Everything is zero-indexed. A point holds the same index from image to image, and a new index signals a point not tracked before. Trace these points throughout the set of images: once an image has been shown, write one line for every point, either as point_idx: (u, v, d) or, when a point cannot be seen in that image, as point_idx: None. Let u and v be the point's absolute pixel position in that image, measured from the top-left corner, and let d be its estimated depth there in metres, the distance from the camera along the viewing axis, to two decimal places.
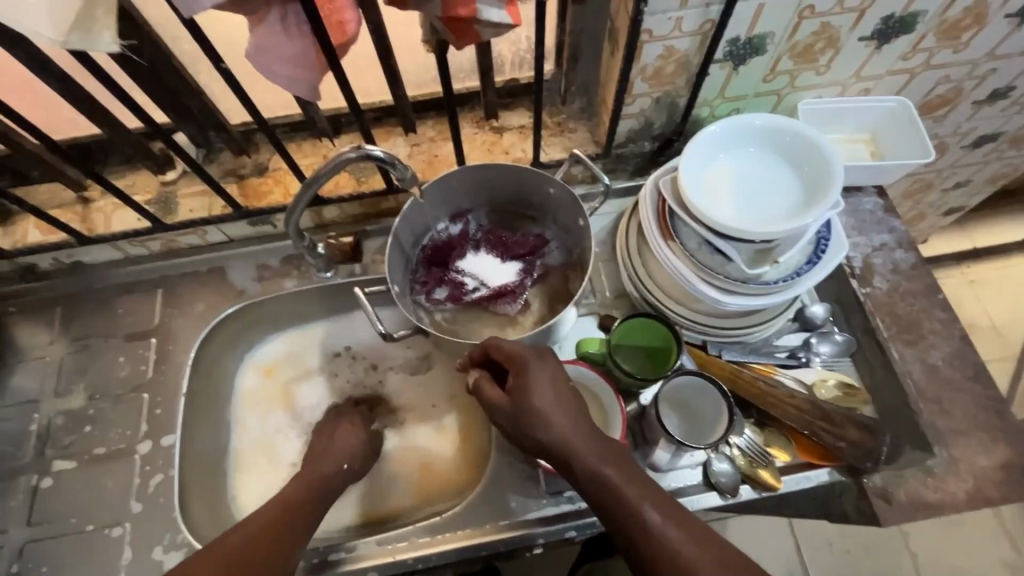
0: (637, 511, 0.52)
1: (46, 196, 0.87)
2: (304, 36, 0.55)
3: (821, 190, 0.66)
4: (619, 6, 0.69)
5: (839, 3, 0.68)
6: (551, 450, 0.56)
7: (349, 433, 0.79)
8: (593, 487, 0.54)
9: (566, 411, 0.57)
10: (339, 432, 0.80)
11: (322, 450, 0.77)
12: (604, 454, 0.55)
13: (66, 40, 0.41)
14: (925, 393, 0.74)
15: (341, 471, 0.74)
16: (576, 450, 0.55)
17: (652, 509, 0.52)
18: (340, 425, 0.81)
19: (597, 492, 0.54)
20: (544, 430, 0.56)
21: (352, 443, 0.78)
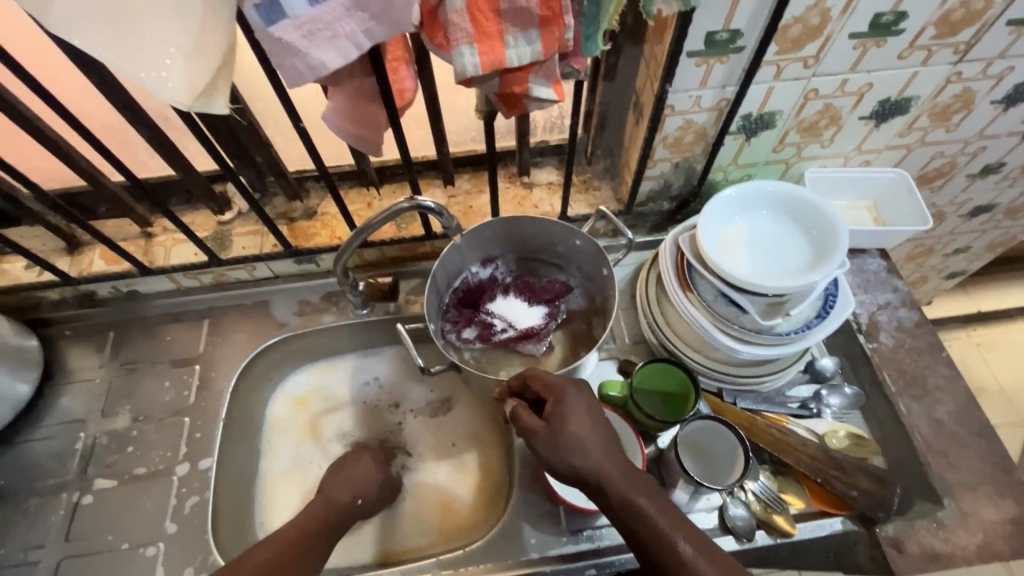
0: (667, 535, 0.56)
1: (113, 229, 0.95)
2: (373, 102, 0.63)
3: (828, 252, 0.73)
4: (645, 84, 0.78)
5: (841, 87, 0.77)
6: (585, 474, 0.60)
7: (361, 464, 0.83)
8: (626, 510, 0.58)
9: (601, 442, 0.62)
10: (351, 462, 0.83)
11: (337, 476, 0.80)
12: (637, 481, 0.60)
13: (192, 104, 0.48)
14: (933, 446, 0.77)
15: (354, 505, 0.78)
16: (609, 476, 0.59)
17: (682, 534, 0.56)
18: (352, 454, 0.85)
19: (629, 514, 0.58)
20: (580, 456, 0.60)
21: (363, 476, 0.81)
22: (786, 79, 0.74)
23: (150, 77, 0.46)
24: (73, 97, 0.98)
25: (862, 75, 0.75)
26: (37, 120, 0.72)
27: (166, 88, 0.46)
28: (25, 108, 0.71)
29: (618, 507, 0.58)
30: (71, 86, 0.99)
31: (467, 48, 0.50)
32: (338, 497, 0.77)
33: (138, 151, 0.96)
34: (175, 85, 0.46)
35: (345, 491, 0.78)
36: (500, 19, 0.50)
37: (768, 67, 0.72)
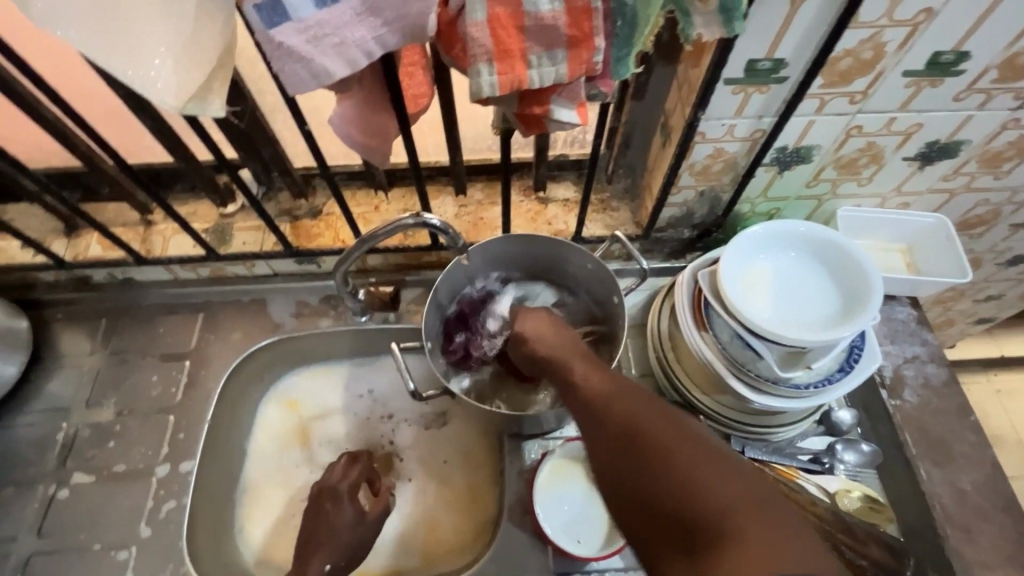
0: (636, 418, 0.50)
1: (113, 213, 0.92)
2: (384, 109, 0.59)
3: (859, 304, 0.68)
4: (675, 107, 0.73)
5: (887, 126, 0.71)
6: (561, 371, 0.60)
7: (334, 521, 0.74)
8: (593, 402, 0.54)
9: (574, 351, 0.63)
10: (323, 517, 0.75)
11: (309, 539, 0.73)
12: (607, 373, 0.58)
13: (184, 107, 0.44)
14: (953, 518, 0.73)
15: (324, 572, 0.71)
16: (581, 368, 0.59)
17: (651, 416, 0.50)
18: (324, 506, 0.76)
19: (595, 407, 0.54)
20: (557, 354, 0.63)
21: (338, 536, 0.73)
22: (829, 113, 0.69)
23: (138, 77, 0.42)
24: (58, 77, 0.92)
25: (911, 115, 0.70)
26: (34, 101, 0.69)
27: (155, 89, 0.43)
28: (23, 89, 0.68)
29: (585, 400, 0.55)
30: (53, 55, 0.91)
31: (485, 67, 0.46)
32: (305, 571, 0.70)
33: (140, 142, 0.92)
34: (166, 86, 0.43)
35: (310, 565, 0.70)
36: (524, 37, 0.45)
37: (811, 100, 0.67)
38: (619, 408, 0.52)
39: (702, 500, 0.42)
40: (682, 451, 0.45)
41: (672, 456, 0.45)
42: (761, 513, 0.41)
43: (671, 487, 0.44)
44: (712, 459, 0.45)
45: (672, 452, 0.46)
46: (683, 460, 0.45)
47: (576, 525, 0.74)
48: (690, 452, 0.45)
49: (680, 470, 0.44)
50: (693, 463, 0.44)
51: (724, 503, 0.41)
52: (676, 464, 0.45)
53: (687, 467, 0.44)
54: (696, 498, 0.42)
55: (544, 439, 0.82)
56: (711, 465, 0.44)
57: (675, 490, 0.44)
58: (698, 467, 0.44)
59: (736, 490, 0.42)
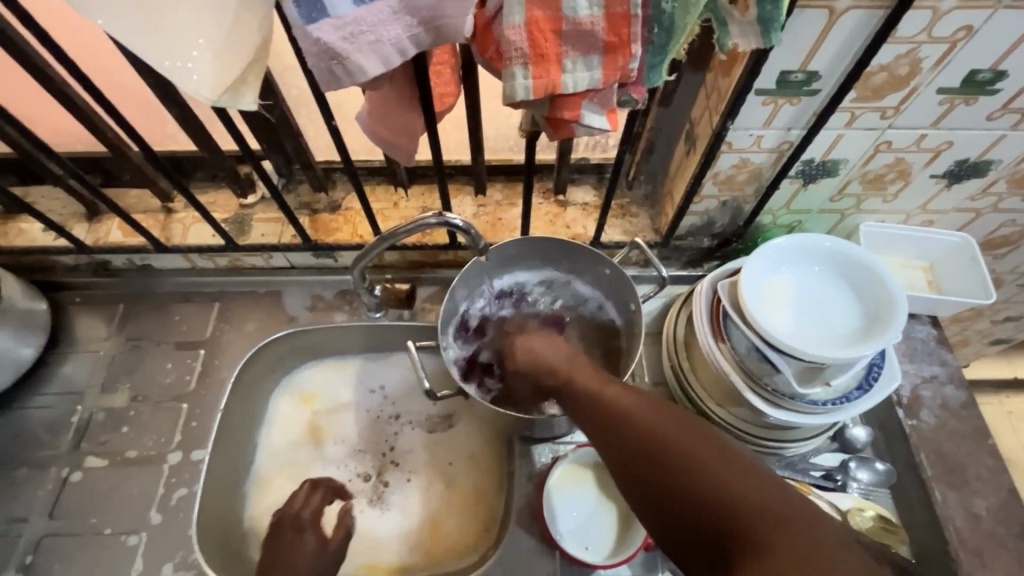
0: (663, 434, 0.52)
1: (134, 200, 0.92)
2: (413, 108, 0.59)
3: (882, 322, 0.67)
4: (702, 115, 0.72)
5: (917, 142, 0.70)
6: (576, 387, 0.62)
7: (294, 549, 0.77)
8: (614, 417, 0.56)
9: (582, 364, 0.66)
10: (285, 544, 0.78)
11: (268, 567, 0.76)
12: (620, 386, 0.60)
13: (218, 99, 0.44)
14: (966, 542, 0.72)
15: None
16: (597, 383, 0.61)
17: (680, 431, 0.52)
18: (285, 535, 0.79)
19: (617, 422, 0.56)
20: (570, 368, 0.66)
21: (298, 563, 0.76)
22: (859, 128, 0.68)
23: (173, 67, 0.42)
24: (95, 70, 0.95)
25: (942, 133, 0.69)
26: (64, 85, 0.70)
27: (192, 80, 0.42)
28: (54, 73, 0.68)
29: (605, 415, 0.57)
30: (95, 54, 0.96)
31: (520, 70, 0.46)
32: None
33: (163, 131, 0.93)
34: (202, 77, 0.43)
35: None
36: (560, 41, 0.45)
37: (842, 113, 0.66)
38: (644, 424, 0.54)
39: (742, 510, 0.44)
40: (717, 464, 0.47)
41: (709, 469, 0.47)
42: (800, 518, 0.43)
43: (707, 497, 0.46)
44: (745, 471, 0.47)
45: (707, 465, 0.48)
46: (719, 472, 0.47)
47: (583, 532, 0.74)
48: (725, 464, 0.47)
49: (717, 482, 0.46)
50: (728, 474, 0.46)
51: (764, 511, 0.43)
52: (712, 476, 0.47)
53: (724, 478, 0.46)
54: (734, 507, 0.44)
55: (555, 443, 0.82)
56: (746, 476, 0.46)
57: (713, 502, 0.45)
58: (735, 478, 0.46)
59: (772, 497, 0.44)
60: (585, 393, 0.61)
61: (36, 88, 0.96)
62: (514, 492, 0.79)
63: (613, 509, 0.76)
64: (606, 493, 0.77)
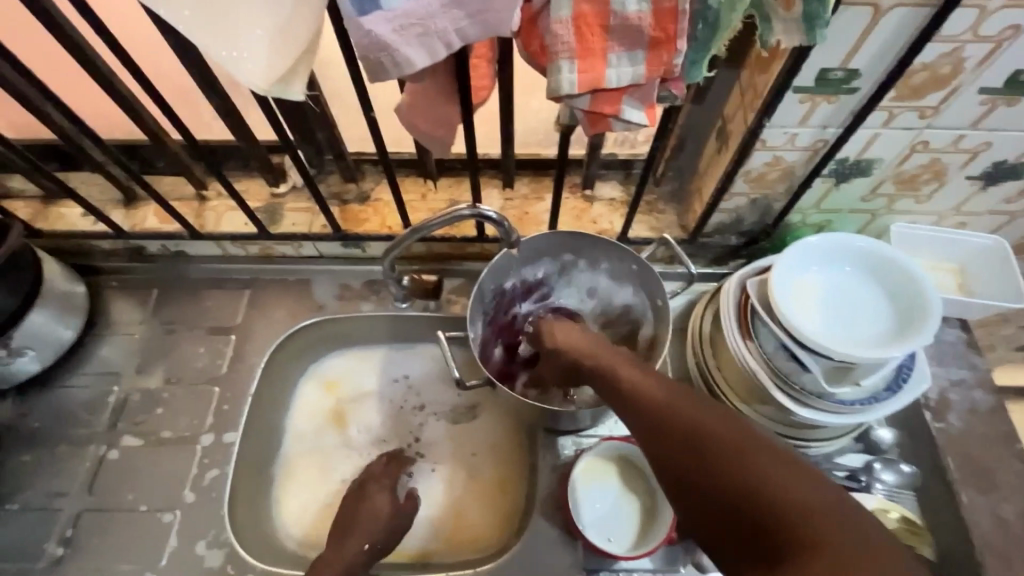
0: (706, 424, 0.52)
1: (169, 187, 0.94)
2: (451, 101, 0.60)
3: (914, 324, 0.67)
4: (736, 112, 0.72)
5: (955, 143, 0.70)
6: (613, 372, 0.62)
7: (375, 508, 0.80)
8: (654, 405, 0.56)
9: (615, 352, 0.66)
10: (365, 502, 0.81)
11: (349, 521, 0.79)
12: (656, 376, 0.60)
13: (269, 89, 0.46)
14: (993, 547, 0.71)
15: (364, 552, 0.76)
16: (636, 371, 0.61)
17: (723, 422, 0.52)
18: (368, 494, 0.82)
19: (657, 409, 0.56)
20: (607, 354, 0.66)
21: (377, 520, 0.79)
22: (896, 127, 0.68)
23: (228, 56, 0.44)
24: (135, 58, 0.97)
25: (981, 133, 0.68)
26: (109, 73, 0.71)
27: (246, 70, 0.44)
28: (100, 61, 0.70)
29: (645, 402, 0.57)
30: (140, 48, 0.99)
31: (566, 64, 0.46)
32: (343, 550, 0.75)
33: (201, 120, 0.95)
34: (255, 68, 0.44)
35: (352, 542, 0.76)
36: (606, 36, 0.46)
37: (879, 112, 0.65)
38: (686, 413, 0.54)
39: (785, 505, 0.45)
40: (760, 459, 0.48)
41: (753, 463, 0.48)
42: (841, 517, 0.43)
43: (749, 490, 0.46)
44: (785, 466, 0.47)
45: (751, 458, 0.48)
46: (763, 466, 0.47)
47: (606, 524, 0.75)
48: (769, 458, 0.48)
49: (761, 476, 0.47)
50: (772, 469, 0.47)
51: (806, 508, 0.44)
52: (755, 470, 0.47)
53: (767, 472, 0.47)
54: (776, 501, 0.45)
55: (578, 436, 0.83)
56: (788, 470, 0.47)
57: (754, 495, 0.46)
58: (778, 473, 0.47)
59: (815, 494, 0.45)
60: (624, 379, 0.61)
61: (82, 75, 0.99)
62: (537, 483, 0.80)
63: (636, 502, 0.77)
64: (630, 485, 0.77)
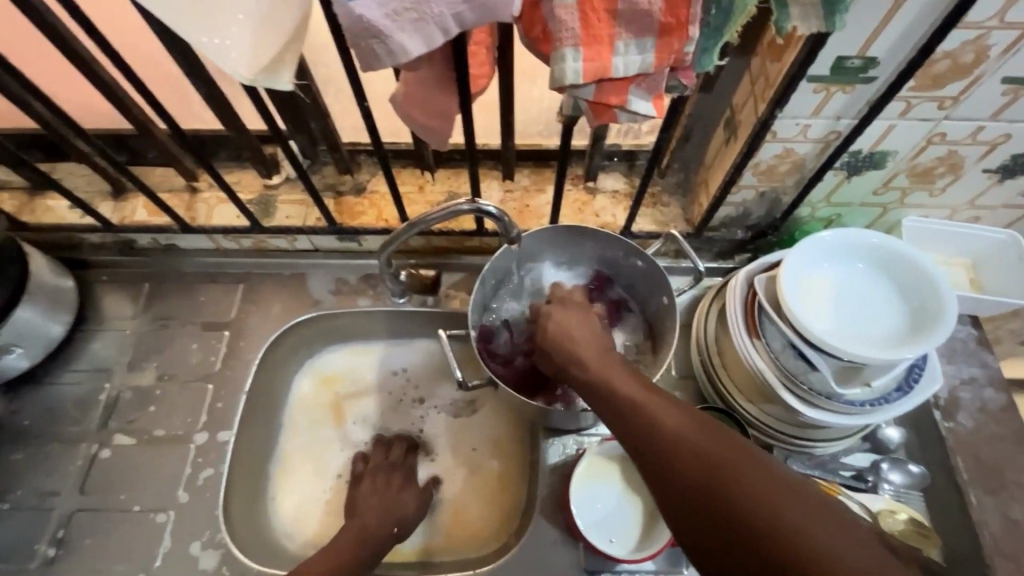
0: (722, 464, 0.48)
1: (159, 178, 0.91)
2: (449, 91, 0.57)
3: (927, 324, 0.65)
4: (746, 102, 0.69)
5: (973, 135, 0.67)
6: (613, 393, 0.58)
7: (399, 493, 0.80)
8: (662, 439, 0.52)
9: (615, 363, 0.62)
10: (388, 487, 0.80)
11: (372, 503, 0.78)
12: (660, 394, 0.57)
13: (255, 79, 0.43)
14: (1001, 549, 0.71)
15: (392, 534, 0.75)
16: (632, 387, 0.58)
17: (736, 453, 0.49)
18: (391, 481, 0.81)
19: (665, 446, 0.52)
20: (603, 368, 0.61)
21: (402, 504, 0.78)
22: (913, 118, 0.65)
23: (211, 45, 0.41)
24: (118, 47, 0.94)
25: (1001, 125, 0.65)
26: (91, 61, 0.68)
27: (229, 59, 0.41)
28: (81, 48, 0.67)
29: (651, 435, 0.53)
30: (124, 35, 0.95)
31: (570, 52, 0.43)
32: (371, 523, 0.74)
33: (189, 110, 0.91)
34: (240, 56, 0.42)
35: (381, 519, 0.75)
36: (614, 22, 0.43)
37: (897, 103, 0.62)
38: (698, 452, 0.50)
39: (816, 558, 0.42)
40: (784, 504, 0.45)
41: (777, 511, 0.45)
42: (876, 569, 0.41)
43: (775, 541, 0.43)
44: (812, 511, 0.44)
45: (775, 505, 0.45)
46: (789, 513, 0.44)
47: (607, 525, 0.74)
48: (794, 504, 0.45)
49: (786, 526, 0.44)
50: (798, 516, 0.44)
51: (840, 561, 0.41)
52: (781, 518, 0.44)
53: (795, 521, 0.44)
54: (805, 555, 0.42)
55: (580, 435, 0.81)
56: (815, 516, 0.44)
57: (781, 547, 0.43)
58: (805, 520, 0.44)
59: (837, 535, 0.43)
60: (627, 402, 0.56)
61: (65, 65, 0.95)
62: (538, 482, 0.79)
63: (639, 501, 0.75)
64: (631, 484, 0.76)
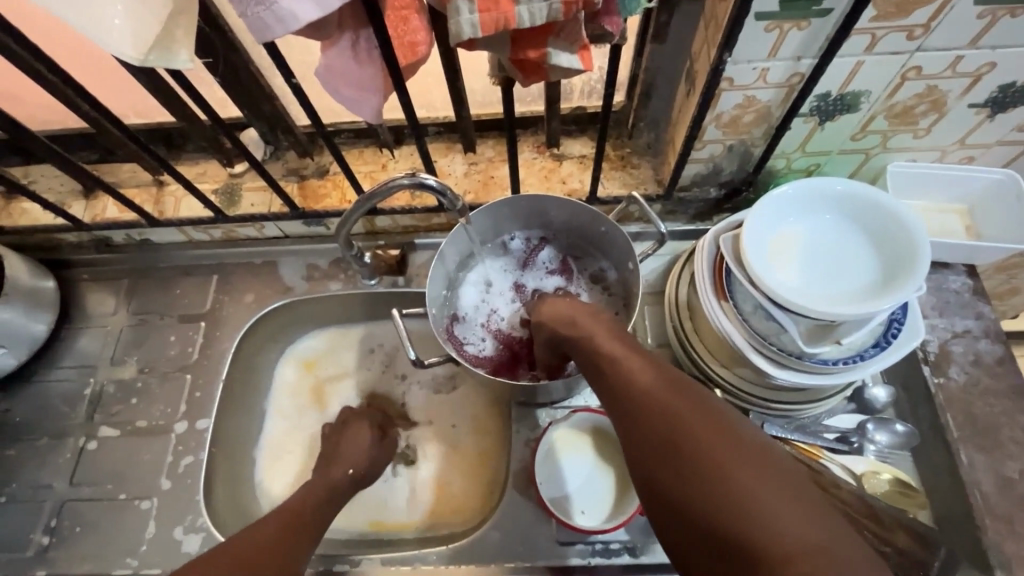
0: (683, 420, 0.46)
1: (127, 174, 0.92)
2: (372, 61, 0.55)
3: (900, 276, 0.60)
4: (701, 48, 0.65)
5: (951, 67, 0.61)
6: (602, 361, 0.56)
7: (356, 441, 0.79)
8: (631, 393, 0.51)
9: (610, 333, 0.60)
10: (348, 438, 0.80)
11: (333, 453, 0.79)
12: (651, 362, 0.54)
13: (146, 58, 0.42)
14: (994, 508, 0.67)
15: (348, 476, 0.76)
16: (619, 353, 0.56)
17: (709, 429, 0.45)
18: (348, 431, 0.81)
19: (636, 402, 0.50)
20: (590, 328, 0.61)
21: (358, 448, 0.79)
22: (881, 52, 0.60)
23: (93, 26, 0.40)
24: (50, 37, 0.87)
25: (983, 53, 0.60)
26: None
27: (113, 41, 0.40)
28: None
29: (623, 389, 0.52)
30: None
31: (464, 4, 0.41)
32: (334, 473, 0.75)
33: (145, 103, 0.89)
34: (122, 35, 0.40)
35: (338, 465, 0.76)
36: None
37: (860, 36, 0.57)
38: (663, 407, 0.48)
39: (759, 526, 0.39)
40: (738, 466, 0.42)
41: (728, 473, 0.42)
42: (822, 546, 0.38)
43: (723, 506, 0.41)
44: (770, 479, 0.42)
45: (729, 468, 0.42)
46: (741, 476, 0.42)
47: (579, 496, 0.74)
48: (752, 470, 0.42)
49: (734, 490, 0.41)
50: (750, 482, 0.41)
51: (782, 532, 0.38)
52: (732, 484, 0.41)
53: (745, 486, 0.41)
54: (747, 520, 0.40)
55: (552, 408, 0.80)
56: (769, 484, 0.41)
57: (723, 509, 0.41)
58: (755, 485, 0.41)
59: (805, 532, 0.38)
60: (606, 361, 0.56)
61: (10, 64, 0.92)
62: (511, 457, 0.78)
63: (612, 475, 0.75)
64: (604, 457, 0.76)
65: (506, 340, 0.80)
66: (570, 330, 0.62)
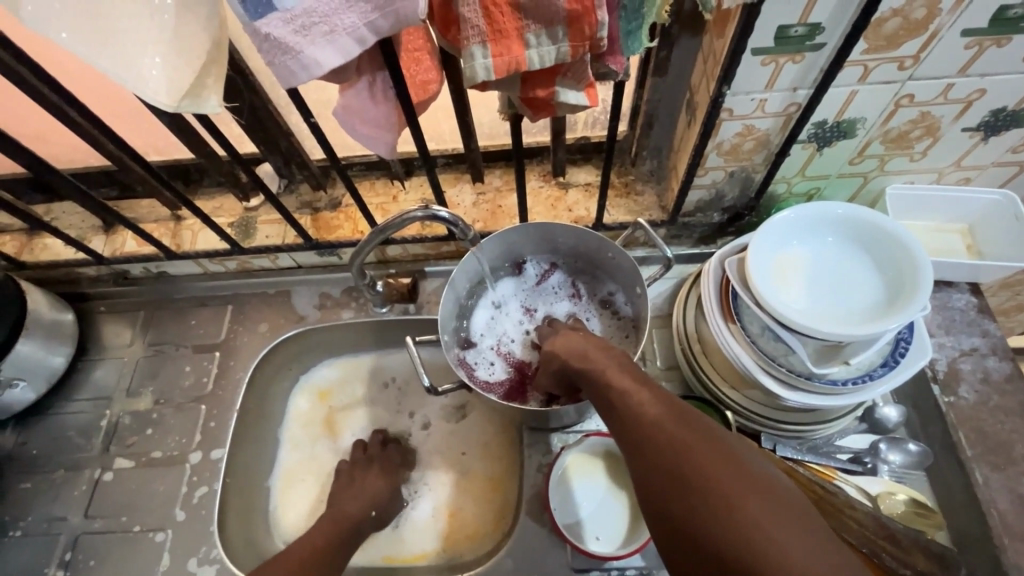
0: (690, 451, 0.47)
1: (146, 210, 0.95)
2: (388, 100, 0.57)
3: (904, 296, 0.61)
4: (701, 81, 0.68)
5: (943, 93, 0.64)
6: (610, 392, 0.57)
7: (376, 480, 0.80)
8: (642, 425, 0.52)
9: (620, 364, 0.60)
10: (365, 477, 0.81)
11: (350, 492, 0.79)
12: (659, 393, 0.55)
13: (179, 104, 0.44)
14: (1013, 528, 0.67)
15: (369, 516, 0.77)
16: (627, 382, 0.57)
17: (719, 462, 0.45)
18: (370, 470, 0.82)
19: (645, 432, 0.51)
20: (599, 361, 0.61)
21: (378, 487, 0.80)
22: (875, 82, 0.62)
23: (130, 76, 0.42)
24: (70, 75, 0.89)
25: (972, 80, 0.62)
26: None
27: (148, 88, 0.43)
28: None
29: (633, 421, 0.53)
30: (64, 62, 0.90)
31: (478, 49, 0.43)
32: (349, 512, 0.75)
33: (166, 140, 0.92)
34: (157, 86, 0.43)
35: (358, 504, 0.77)
36: (519, 14, 0.42)
37: (853, 68, 0.60)
38: (671, 437, 0.49)
39: (767, 557, 0.40)
40: (745, 497, 0.43)
41: (738, 506, 0.42)
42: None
43: (730, 537, 0.41)
44: (778, 510, 0.42)
45: (739, 501, 0.43)
46: (748, 508, 0.42)
47: (594, 521, 0.73)
48: (760, 502, 0.42)
49: (743, 522, 0.41)
50: (760, 514, 0.42)
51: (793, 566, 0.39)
52: (741, 514, 0.42)
53: (754, 519, 0.41)
54: (755, 551, 0.40)
55: (564, 432, 0.81)
56: (778, 516, 0.41)
57: (732, 540, 0.41)
58: (764, 517, 0.41)
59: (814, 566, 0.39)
60: (614, 392, 0.57)
61: (33, 106, 0.94)
62: (523, 482, 0.78)
63: (625, 499, 0.75)
64: (617, 483, 0.76)
65: (515, 365, 0.81)
66: (580, 361, 0.63)
